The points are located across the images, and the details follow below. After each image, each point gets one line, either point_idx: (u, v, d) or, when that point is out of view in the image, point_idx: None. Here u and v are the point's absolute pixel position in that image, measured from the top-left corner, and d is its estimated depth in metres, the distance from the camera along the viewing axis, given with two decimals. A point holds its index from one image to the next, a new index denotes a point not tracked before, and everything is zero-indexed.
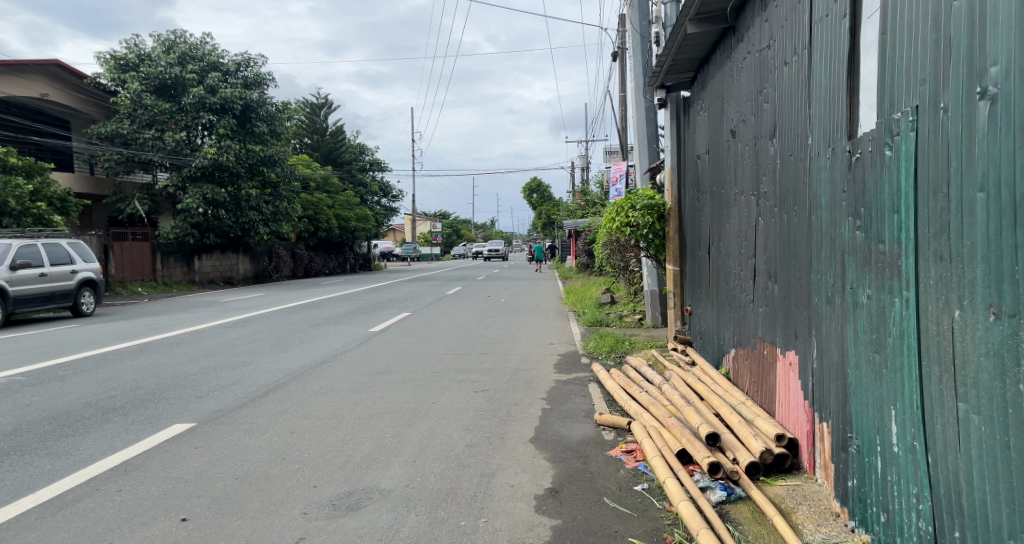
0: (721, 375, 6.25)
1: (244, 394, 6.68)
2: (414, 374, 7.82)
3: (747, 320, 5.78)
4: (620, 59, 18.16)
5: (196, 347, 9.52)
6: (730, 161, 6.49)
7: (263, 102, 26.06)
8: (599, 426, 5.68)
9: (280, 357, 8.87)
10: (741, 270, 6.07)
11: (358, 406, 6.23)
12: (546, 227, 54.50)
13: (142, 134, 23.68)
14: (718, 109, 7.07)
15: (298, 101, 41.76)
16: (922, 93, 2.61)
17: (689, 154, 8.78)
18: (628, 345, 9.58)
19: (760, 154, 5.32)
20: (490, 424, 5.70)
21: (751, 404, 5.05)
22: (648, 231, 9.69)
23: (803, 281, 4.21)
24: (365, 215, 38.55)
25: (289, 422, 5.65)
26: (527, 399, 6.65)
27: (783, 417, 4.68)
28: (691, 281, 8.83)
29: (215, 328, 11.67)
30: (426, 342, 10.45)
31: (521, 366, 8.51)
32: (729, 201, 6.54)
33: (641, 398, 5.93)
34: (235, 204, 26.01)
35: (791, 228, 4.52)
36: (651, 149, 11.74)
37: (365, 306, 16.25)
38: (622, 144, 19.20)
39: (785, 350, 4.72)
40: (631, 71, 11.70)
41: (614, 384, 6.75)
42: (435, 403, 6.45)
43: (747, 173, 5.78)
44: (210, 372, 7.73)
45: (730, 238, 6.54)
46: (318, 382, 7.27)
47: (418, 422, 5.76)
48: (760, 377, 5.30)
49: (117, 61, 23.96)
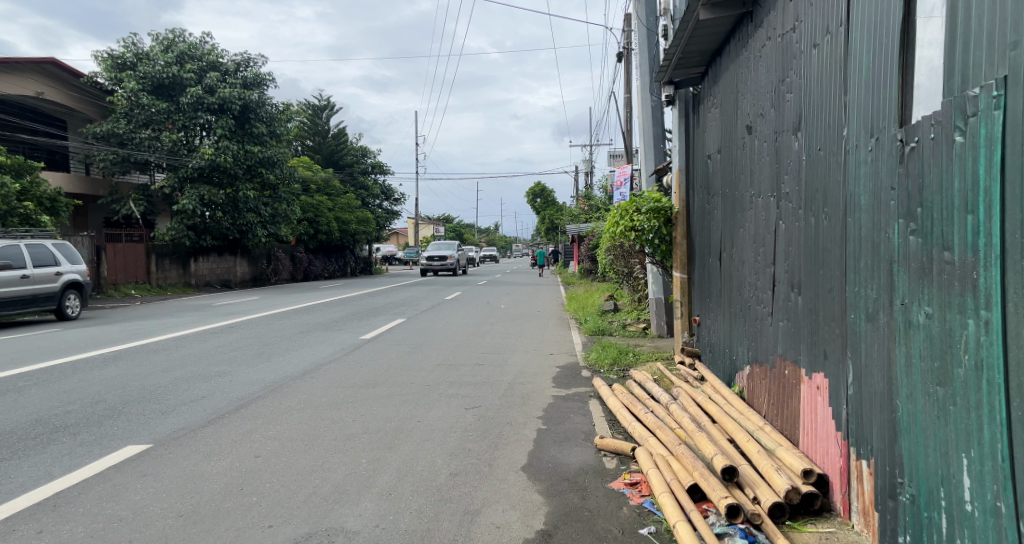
0: (734, 395, 5.69)
1: (216, 409, 6.16)
2: (402, 388, 7.25)
3: (764, 335, 5.23)
4: (626, 60, 17.71)
5: (174, 355, 8.99)
6: (745, 159, 5.94)
7: (262, 103, 25.56)
8: (600, 451, 5.12)
9: (261, 367, 8.33)
10: (757, 280, 5.51)
11: (335, 425, 5.70)
12: (550, 232, 53.77)
13: (138, 134, 23.16)
14: (732, 104, 6.52)
15: (300, 102, 41.28)
16: (1014, 61, 2.06)
17: (699, 153, 8.23)
18: (632, 357, 9.04)
19: (781, 151, 4.78)
20: (479, 447, 5.16)
21: (771, 432, 4.50)
22: (654, 236, 9.11)
23: (837, 295, 3.64)
24: (366, 218, 37.94)
25: (256, 443, 5.13)
26: (522, 418, 6.08)
27: (809, 446, 4.12)
28: (699, 290, 8.29)
29: (199, 334, 11.13)
30: (419, 351, 9.86)
31: (518, 379, 7.96)
32: (743, 204, 6.02)
33: (646, 420, 5.37)
34: (233, 206, 25.50)
35: (818, 232, 3.98)
36: (657, 149, 11.16)
37: (359, 311, 15.67)
38: (628, 147, 18.56)
39: (810, 370, 4.19)
40: (638, 68, 11.20)
41: (616, 403, 6.19)
42: (420, 422, 5.90)
43: (765, 171, 5.22)
44: (182, 384, 7.20)
45: (744, 243, 5.98)
46: (296, 396, 6.74)
47: (399, 444, 5.22)
48: (780, 399, 4.73)
49: (114, 59, 23.49)
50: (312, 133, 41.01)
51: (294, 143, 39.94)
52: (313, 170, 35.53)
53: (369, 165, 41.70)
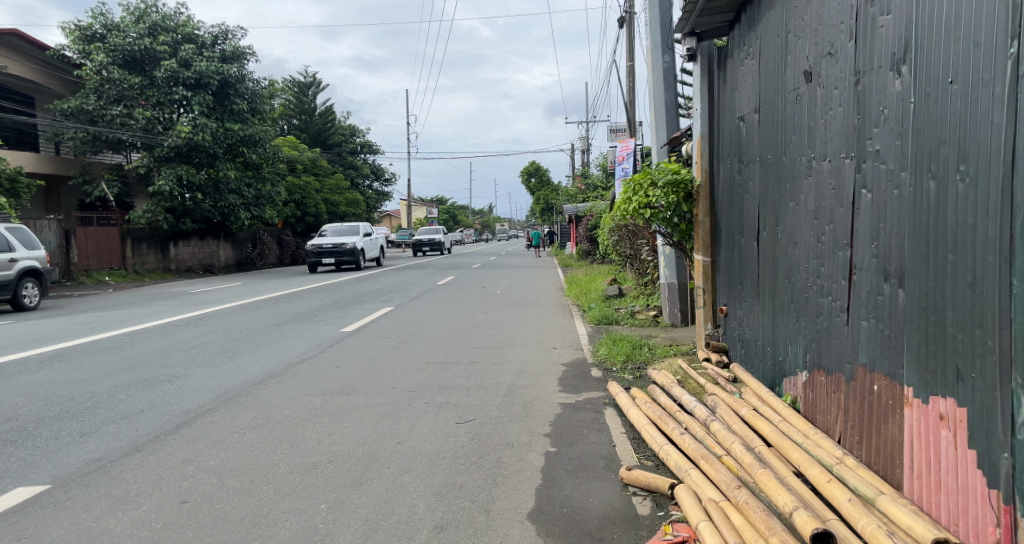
0: (789, 411, 4.60)
1: (153, 425, 5.00)
2: (381, 397, 6.10)
3: (833, 334, 4.15)
4: (628, 26, 16.53)
5: (124, 352, 7.79)
6: (801, 114, 4.83)
7: (242, 78, 24.21)
8: (628, 487, 4.02)
9: (224, 368, 7.13)
10: (821, 266, 4.42)
11: (295, 451, 4.58)
12: (546, 212, 52.77)
13: (109, 110, 21.79)
14: (778, 49, 5.40)
15: (285, 79, 39.73)
16: None
17: (727, 115, 7.13)
18: (648, 352, 7.94)
19: (864, 95, 3.68)
20: (474, 485, 4.06)
21: (860, 469, 3.40)
22: (671, 214, 7.94)
23: (990, 289, 2.56)
24: (356, 199, 36.56)
25: (190, 478, 3.99)
26: (527, 438, 4.98)
27: (921, 496, 3.01)
28: (727, 276, 7.19)
29: (162, 327, 9.94)
30: (405, 347, 8.71)
31: (517, 381, 6.85)
32: (799, 170, 4.91)
33: (684, 446, 4.26)
34: (215, 187, 24.21)
35: (941, 202, 2.87)
36: (670, 118, 10.02)
37: (344, 299, 14.53)
38: (631, 120, 17.38)
39: (907, 387, 3.16)
40: (647, 26, 9.97)
41: (641, 418, 5.06)
42: (401, 445, 4.78)
43: (836, 124, 4.13)
44: (121, 391, 6.02)
45: (799, 218, 4.89)
46: (255, 409, 5.60)
47: (371, 481, 4.09)
48: (863, 423, 3.62)
49: (82, 31, 22.15)
50: (299, 112, 39.85)
51: (279, 122, 38.85)
52: (300, 149, 34.22)
53: (358, 145, 40.16)
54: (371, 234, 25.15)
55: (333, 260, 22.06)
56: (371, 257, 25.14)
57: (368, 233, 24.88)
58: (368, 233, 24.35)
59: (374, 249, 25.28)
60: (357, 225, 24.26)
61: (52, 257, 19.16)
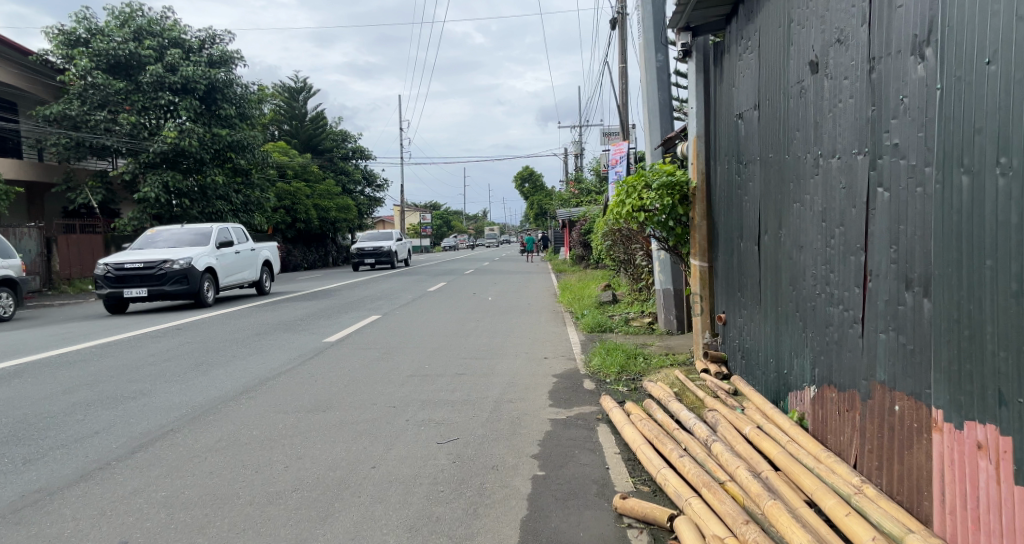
0: (796, 429, 4.25)
1: (107, 450, 4.59)
2: (360, 414, 5.72)
3: (844, 348, 3.80)
4: (620, 27, 16.25)
5: (90, 366, 7.36)
6: (806, 108, 4.49)
7: (229, 83, 23.79)
8: (622, 518, 3.65)
9: (195, 383, 6.70)
10: (829, 272, 4.08)
11: (259, 478, 4.19)
12: (540, 218, 52.49)
13: (93, 116, 21.37)
14: (780, 40, 5.06)
15: (276, 84, 39.34)
16: None
17: (724, 113, 6.78)
18: (643, 362, 7.57)
19: (879, 85, 3.35)
20: (453, 517, 3.68)
21: (883, 500, 3.06)
22: (666, 217, 7.61)
23: None
24: (347, 205, 36.10)
25: (136, 513, 3.59)
26: (513, 461, 4.60)
27: (953, 534, 2.69)
28: (726, 281, 6.84)
29: (137, 338, 9.52)
30: (389, 359, 8.30)
31: (505, 395, 6.47)
32: (804, 169, 4.56)
33: (685, 470, 3.90)
34: (202, 194, 23.78)
35: (980, 203, 2.54)
36: (664, 118, 9.70)
37: (331, 307, 14.12)
38: (624, 122, 17.04)
39: (933, 409, 2.83)
40: (640, 23, 9.63)
41: (636, 437, 4.70)
42: (375, 469, 4.40)
43: (846, 117, 3.77)
44: (79, 409, 5.61)
45: (804, 220, 4.55)
46: (222, 428, 5.22)
47: (339, 512, 3.71)
48: (880, 447, 3.29)
49: (65, 35, 21.73)
50: (289, 116, 39.37)
51: (269, 128, 38.39)
52: (290, 155, 33.82)
53: (349, 151, 39.78)
54: (247, 247, 15.65)
55: (144, 292, 12.44)
56: (245, 281, 15.53)
57: (236, 247, 15.19)
58: (219, 247, 14.14)
59: (250, 269, 15.64)
60: (207, 228, 14.38)
61: (33, 266, 18.72)
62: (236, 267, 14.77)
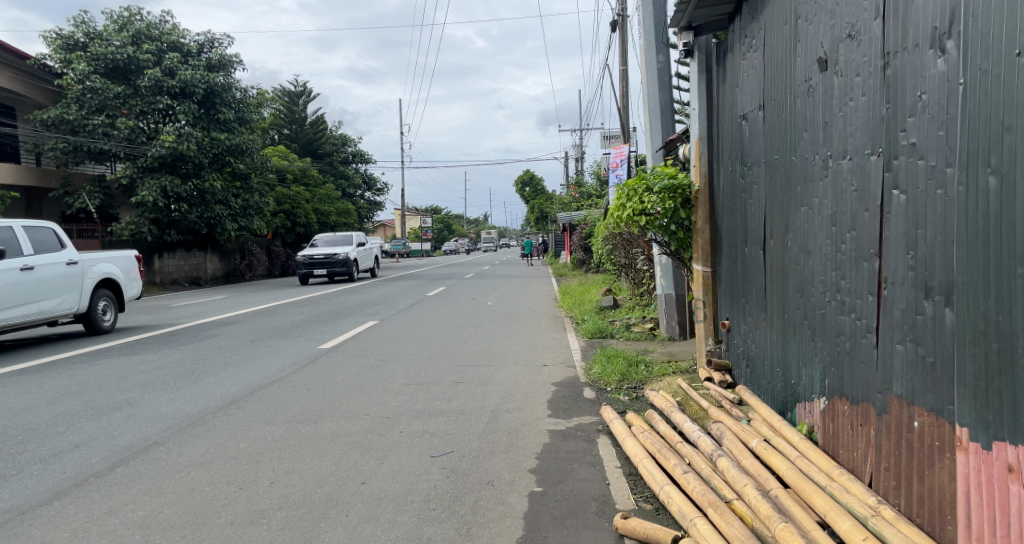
0: (805, 442, 4.06)
1: (85, 465, 4.40)
2: (352, 424, 5.53)
3: (856, 358, 3.62)
4: (621, 30, 16.08)
5: (77, 374, 7.15)
6: (814, 106, 4.31)
7: (228, 87, 23.64)
8: (624, 539, 3.46)
9: (183, 393, 6.49)
10: (840, 278, 3.90)
11: (245, 495, 4.00)
12: (541, 222, 52.22)
13: (91, 120, 21.21)
14: (786, 38, 4.88)
15: (275, 88, 39.14)
16: None
17: (728, 113, 6.59)
18: (644, 370, 7.37)
19: (894, 81, 3.17)
20: (445, 538, 3.49)
21: (904, 522, 2.87)
22: (668, 221, 7.38)
23: None
24: (347, 209, 35.95)
25: (110, 535, 3.41)
26: (510, 476, 4.41)
27: None
28: (730, 287, 6.65)
29: (128, 345, 9.31)
30: (384, 366, 8.10)
31: (503, 404, 6.27)
32: (813, 171, 4.37)
33: (691, 487, 3.71)
34: (200, 198, 23.60)
35: (1011, 205, 2.37)
36: (665, 120, 9.52)
37: (329, 312, 13.92)
38: (625, 126, 16.82)
39: (956, 427, 2.64)
40: (640, 24, 9.45)
41: (638, 450, 4.50)
42: (366, 485, 4.22)
43: (858, 116, 3.59)
44: (63, 421, 5.42)
45: (813, 224, 4.36)
46: (209, 439, 5.03)
47: (326, 534, 3.52)
48: (897, 463, 3.11)
49: (63, 39, 21.58)
50: (289, 121, 39.52)
51: (268, 132, 38.30)
52: (290, 159, 33.66)
53: (349, 154, 39.62)
54: (68, 258, 9.52)
55: None
56: (70, 316, 9.57)
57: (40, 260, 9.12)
58: (30, 262, 8.84)
59: (79, 293, 9.63)
60: None
61: None
62: (45, 291, 8.95)
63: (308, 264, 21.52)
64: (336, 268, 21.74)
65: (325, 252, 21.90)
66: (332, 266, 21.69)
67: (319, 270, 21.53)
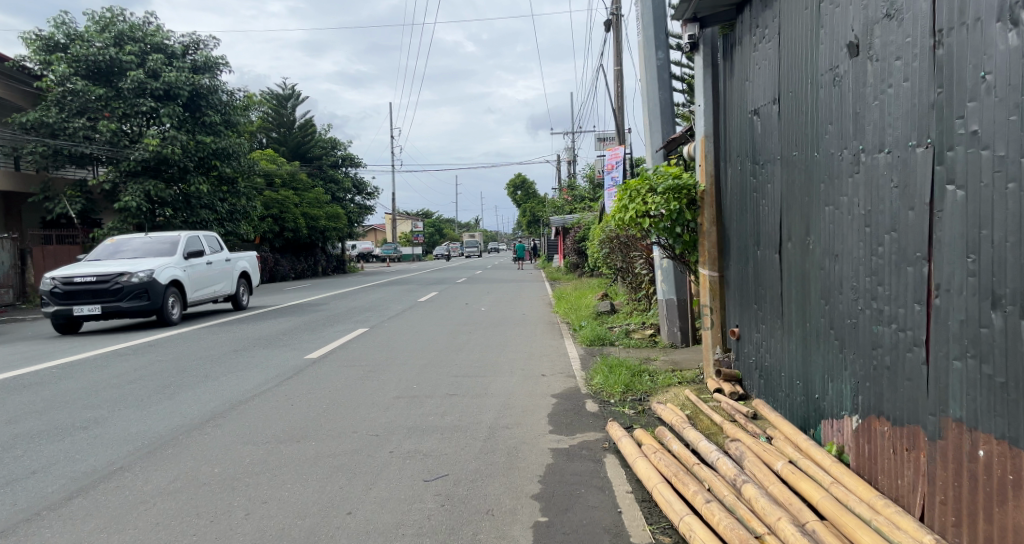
0: (836, 464, 3.69)
1: (39, 497, 3.98)
2: (338, 444, 5.12)
3: (898, 373, 3.25)
4: (616, 29, 15.73)
5: (42, 390, 6.68)
6: (842, 96, 3.93)
7: (214, 89, 23.15)
8: None
9: (158, 410, 6.04)
10: (875, 285, 3.53)
11: (215, 530, 3.58)
12: (532, 225, 51.89)
13: (71, 123, 20.65)
14: (807, 24, 4.51)
15: (263, 91, 38.67)
16: None
17: (737, 108, 6.21)
18: (648, 380, 6.98)
19: (948, 65, 2.82)
20: None
21: None
22: (672, 224, 6.98)
23: None
24: (337, 213, 35.48)
25: None
26: (511, 504, 4.00)
27: None
28: (739, 293, 6.28)
29: (102, 357, 8.84)
30: (373, 378, 7.68)
31: (501, 419, 5.87)
32: (839, 168, 4.01)
33: (718, 519, 3.32)
34: (185, 202, 23.12)
35: None
36: (666, 118, 9.15)
37: (317, 319, 13.47)
38: (620, 128, 16.50)
39: None
40: (638, 20, 9.09)
41: (651, 473, 4.10)
42: (353, 515, 3.82)
43: (901, 105, 3.22)
44: (22, 443, 4.98)
45: (841, 225, 3.99)
46: (181, 463, 4.61)
47: None
48: (957, 495, 2.76)
49: (42, 40, 21.05)
50: (277, 124, 38.85)
51: (256, 136, 37.79)
52: (278, 163, 33.16)
53: (338, 158, 39.11)
54: None
55: None
56: None
57: None
58: None
59: None
60: None
61: (6, 279, 17.99)
62: None
63: (65, 294, 10.87)
64: (122, 301, 11.02)
65: (102, 269, 11.15)
66: (109, 299, 10.84)
67: (86, 306, 10.90)
